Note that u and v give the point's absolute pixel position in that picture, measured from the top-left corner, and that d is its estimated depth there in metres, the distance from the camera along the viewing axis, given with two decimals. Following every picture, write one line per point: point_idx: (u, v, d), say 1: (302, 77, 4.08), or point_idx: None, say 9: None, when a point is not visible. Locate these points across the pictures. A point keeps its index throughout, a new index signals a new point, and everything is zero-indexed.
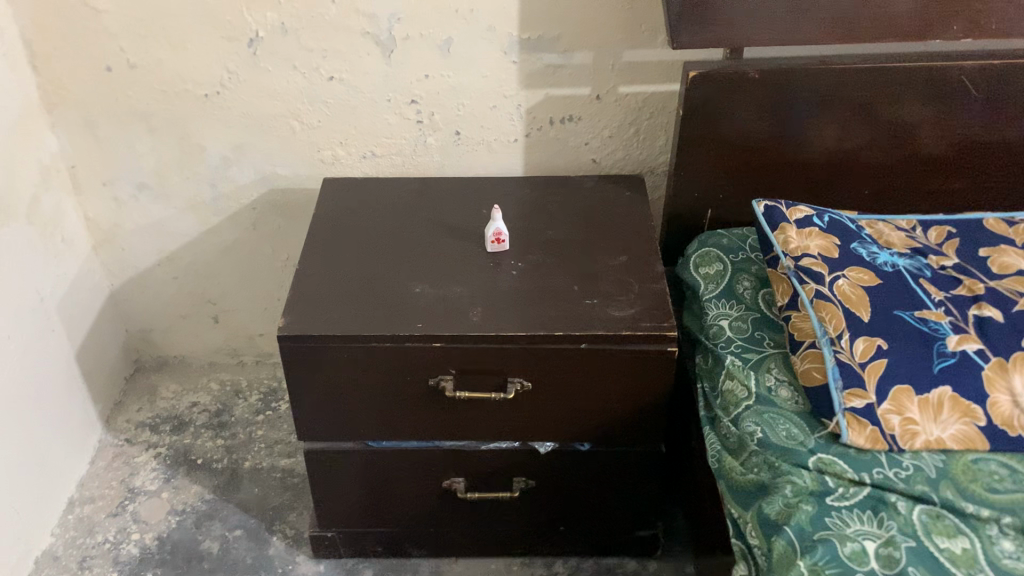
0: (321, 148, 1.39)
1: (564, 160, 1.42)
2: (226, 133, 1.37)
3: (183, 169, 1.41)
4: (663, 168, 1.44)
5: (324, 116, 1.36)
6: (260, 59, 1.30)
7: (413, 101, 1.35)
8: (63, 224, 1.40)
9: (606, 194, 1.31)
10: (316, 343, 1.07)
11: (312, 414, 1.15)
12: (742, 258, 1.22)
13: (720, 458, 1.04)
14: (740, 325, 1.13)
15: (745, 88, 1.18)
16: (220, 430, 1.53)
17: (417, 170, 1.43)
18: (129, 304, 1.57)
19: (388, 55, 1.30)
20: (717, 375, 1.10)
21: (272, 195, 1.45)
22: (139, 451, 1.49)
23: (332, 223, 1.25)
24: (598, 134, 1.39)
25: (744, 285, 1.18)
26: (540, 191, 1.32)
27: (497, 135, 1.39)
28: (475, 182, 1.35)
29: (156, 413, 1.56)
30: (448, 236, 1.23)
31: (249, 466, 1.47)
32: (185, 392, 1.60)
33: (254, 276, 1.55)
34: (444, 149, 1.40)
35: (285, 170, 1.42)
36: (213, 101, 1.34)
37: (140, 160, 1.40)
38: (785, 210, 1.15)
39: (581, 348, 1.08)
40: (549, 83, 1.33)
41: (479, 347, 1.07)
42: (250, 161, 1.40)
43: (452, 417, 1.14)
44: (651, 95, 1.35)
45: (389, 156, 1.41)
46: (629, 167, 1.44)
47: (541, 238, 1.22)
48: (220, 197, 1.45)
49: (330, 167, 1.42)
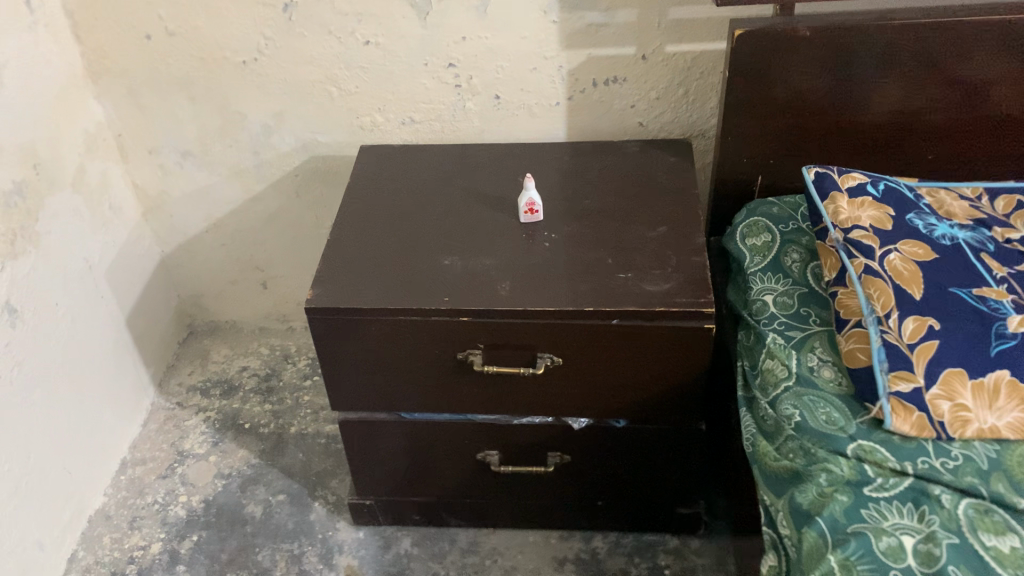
0: (360, 114, 1.37)
1: (610, 124, 1.37)
2: (265, 100, 1.37)
3: (225, 138, 1.41)
4: (713, 132, 1.37)
5: (362, 81, 1.34)
6: (296, 24, 1.28)
7: (450, 65, 1.31)
8: (109, 193, 1.42)
9: (650, 159, 1.26)
10: (343, 315, 1.06)
11: (343, 386, 1.14)
12: (792, 229, 1.16)
13: (755, 441, 0.99)
14: (785, 301, 1.07)
15: (796, 48, 1.10)
16: (268, 395, 1.55)
17: (457, 135, 1.39)
18: (180, 270, 1.59)
19: (424, 17, 1.26)
20: (757, 353, 1.04)
21: (313, 162, 1.44)
22: (190, 414, 1.52)
23: (367, 193, 1.23)
24: (645, 96, 1.33)
25: (792, 258, 1.12)
26: (581, 157, 1.28)
27: (538, 99, 1.34)
28: (515, 148, 1.31)
29: (207, 377, 1.59)
30: (482, 205, 1.20)
31: (295, 432, 1.48)
32: (235, 356, 1.63)
33: (299, 242, 1.55)
34: (483, 114, 1.37)
35: (325, 138, 1.40)
36: (251, 68, 1.33)
37: (183, 128, 1.40)
38: (836, 177, 1.08)
39: (612, 324, 1.04)
40: (591, 43, 1.28)
41: (507, 322, 1.05)
42: (291, 128, 1.39)
43: (483, 391, 1.13)
44: (701, 54, 1.28)
45: (428, 121, 1.38)
46: (678, 130, 1.37)
47: (578, 208, 1.18)
48: (263, 164, 1.44)
49: (370, 134, 1.40)
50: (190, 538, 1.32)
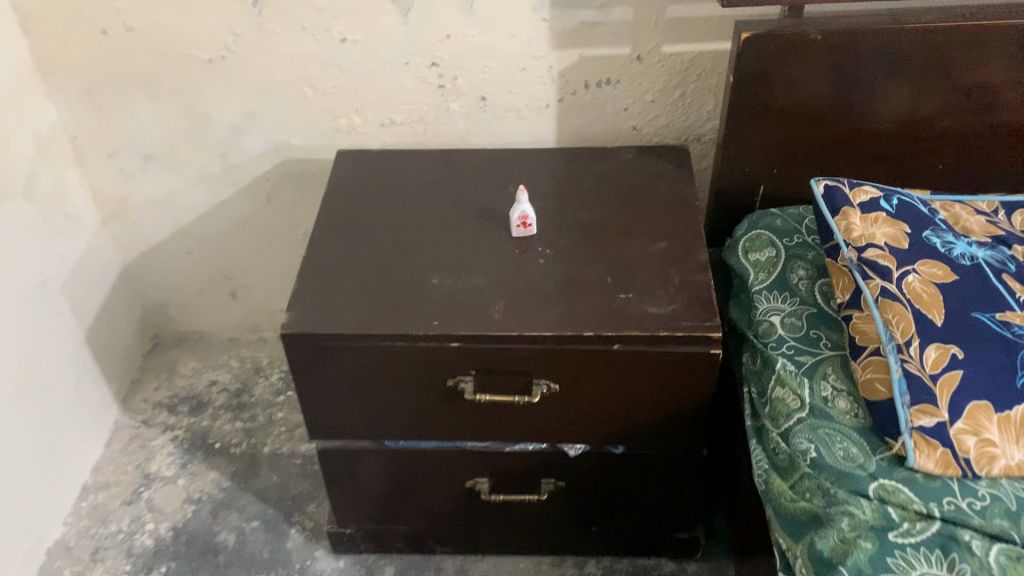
0: (337, 116, 1.29)
1: (602, 128, 1.30)
2: (234, 100, 1.27)
3: (190, 140, 1.32)
4: (711, 136, 1.30)
5: (339, 80, 1.25)
6: (267, 20, 1.19)
7: (434, 64, 1.23)
8: (66, 200, 1.32)
9: (647, 166, 1.19)
10: (323, 341, 0.98)
11: (323, 414, 1.07)
12: (797, 243, 1.10)
13: (767, 477, 0.93)
14: (793, 322, 1.01)
15: (805, 51, 1.03)
16: (240, 412, 1.47)
17: (441, 139, 1.31)
18: (143, 280, 1.50)
19: (406, 13, 1.18)
20: (765, 379, 0.98)
21: (286, 166, 1.35)
22: (156, 434, 1.43)
23: (346, 203, 1.15)
24: (639, 98, 1.26)
25: (799, 275, 1.06)
26: (574, 164, 1.20)
27: (527, 100, 1.26)
28: (503, 154, 1.23)
29: (174, 392, 1.50)
30: (471, 217, 1.12)
31: (268, 452, 1.41)
32: (204, 369, 1.54)
33: (272, 250, 1.46)
34: (469, 116, 1.28)
35: (299, 140, 1.31)
36: (218, 67, 1.24)
37: (145, 130, 1.31)
38: (847, 191, 1.02)
39: (613, 350, 0.97)
40: (584, 42, 1.20)
41: (500, 347, 0.98)
42: (262, 130, 1.30)
43: (473, 419, 1.05)
44: (699, 55, 1.21)
45: (409, 124, 1.29)
46: (673, 134, 1.30)
47: (573, 221, 1.11)
48: (232, 168, 1.35)
49: (347, 137, 1.31)
50: (158, 570, 1.24)
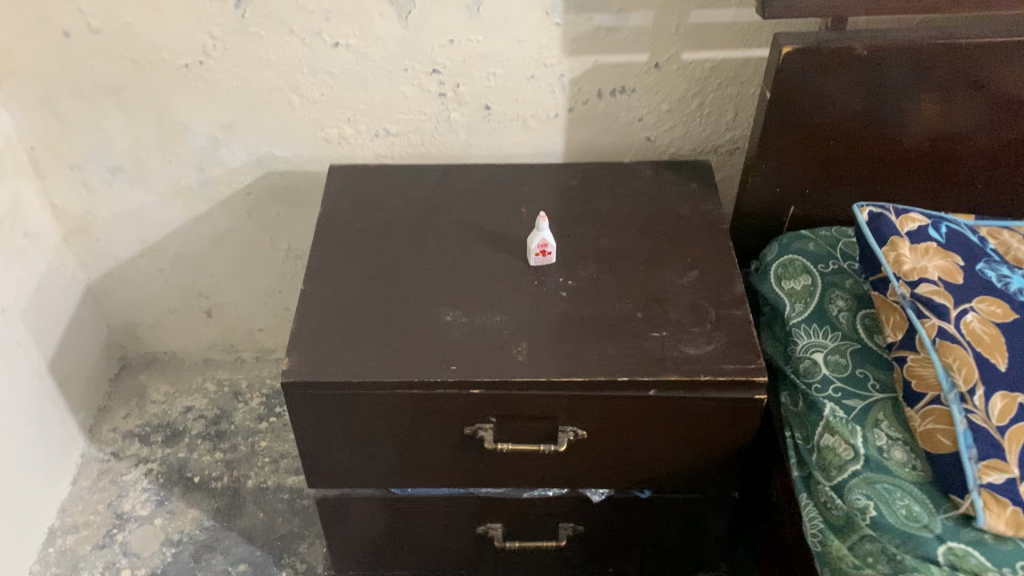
0: (326, 125, 1.18)
1: (614, 139, 1.21)
2: (212, 109, 1.16)
3: (163, 151, 1.20)
4: (729, 146, 1.22)
5: (329, 88, 1.14)
6: (250, 22, 1.07)
7: (434, 71, 1.13)
8: (24, 217, 1.20)
9: (667, 184, 1.10)
10: (329, 390, 0.89)
11: (325, 463, 0.97)
12: (833, 270, 1.03)
13: (822, 535, 0.87)
14: (837, 360, 0.94)
15: (850, 68, 0.96)
16: (219, 441, 1.36)
17: (439, 150, 1.21)
18: (110, 299, 1.38)
19: (405, 17, 1.07)
20: (811, 424, 0.91)
21: (269, 178, 1.24)
22: (128, 467, 1.32)
23: (344, 229, 1.04)
24: (655, 108, 1.18)
25: (838, 306, 0.99)
26: (589, 181, 1.11)
27: (534, 110, 1.17)
28: (511, 169, 1.14)
29: (146, 420, 1.39)
30: (482, 243, 1.03)
31: (252, 486, 1.31)
32: (178, 394, 1.43)
33: (251, 266, 1.35)
34: (470, 126, 1.19)
35: (284, 151, 1.20)
36: (195, 73, 1.12)
37: (112, 141, 1.19)
38: (894, 218, 0.95)
39: (649, 395, 0.89)
40: (598, 49, 1.11)
41: (525, 394, 0.89)
42: (242, 140, 1.19)
43: (491, 467, 0.97)
44: (721, 63, 1.13)
45: (405, 134, 1.19)
46: (689, 145, 1.22)
47: (594, 247, 1.02)
48: (209, 181, 1.24)
49: (337, 148, 1.21)
50: None
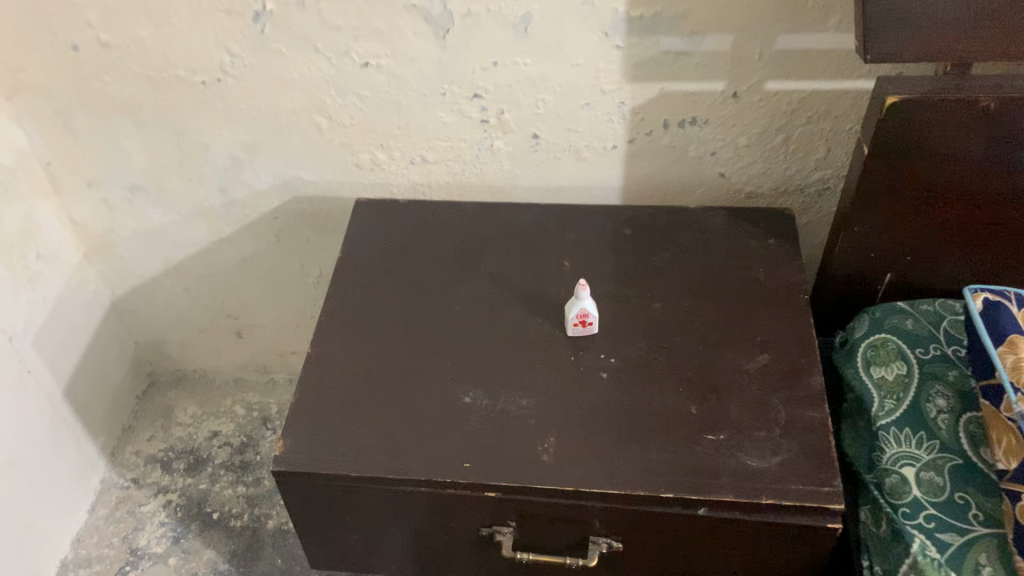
0: (357, 150, 1.06)
1: (681, 174, 1.05)
2: (233, 128, 1.05)
3: (183, 170, 1.10)
4: (816, 187, 1.05)
5: (359, 111, 1.02)
6: (270, 39, 0.95)
7: (476, 96, 0.99)
8: (38, 237, 1.11)
9: (739, 236, 0.94)
10: (326, 483, 0.78)
11: (326, 547, 0.87)
12: (933, 357, 0.86)
13: None
14: (932, 479, 0.78)
15: (977, 123, 0.77)
16: (242, 474, 1.29)
17: (481, 180, 1.08)
18: (135, 315, 1.30)
19: (443, 36, 0.93)
20: (895, 558, 0.76)
21: (296, 203, 1.13)
22: (147, 497, 1.26)
23: (363, 278, 0.92)
24: (731, 141, 1.01)
25: (937, 406, 0.83)
26: (647, 228, 0.96)
27: (589, 140, 1.02)
28: (558, 209, 1.00)
29: (171, 445, 1.33)
30: (516, 303, 0.89)
31: (272, 528, 1.23)
32: (206, 416, 1.36)
33: (280, 290, 1.25)
34: (516, 155, 1.05)
35: (311, 175, 1.09)
36: (213, 90, 1.01)
37: (128, 159, 1.09)
38: (1015, 309, 0.80)
39: (698, 514, 0.75)
40: (666, 76, 0.95)
41: (551, 502, 0.76)
42: (266, 162, 1.08)
43: (512, 566, 0.86)
44: (812, 94, 0.96)
45: (444, 162, 1.06)
46: (770, 184, 1.05)
47: (645, 315, 0.87)
48: (233, 203, 1.13)
49: (369, 174, 1.09)
50: None
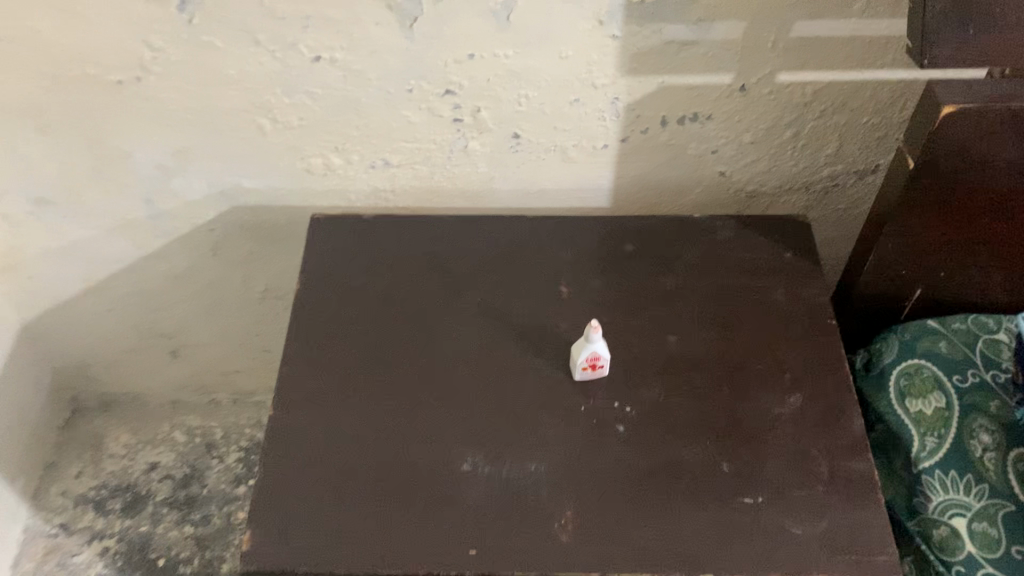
0: (307, 155, 0.91)
1: (677, 174, 0.94)
2: (159, 134, 0.89)
3: (100, 182, 0.93)
4: (823, 184, 0.95)
5: (309, 112, 0.87)
6: (201, 31, 0.79)
7: (447, 92, 0.85)
8: None
9: (754, 251, 0.84)
10: None
11: None
12: (973, 385, 0.78)
13: None
14: (987, 531, 0.70)
15: None
16: (188, 511, 1.16)
17: (452, 184, 0.95)
18: (51, 339, 1.12)
19: (410, 25, 0.79)
20: None
21: (237, 214, 0.98)
22: (80, 545, 1.13)
23: (328, 317, 0.79)
24: (735, 138, 0.90)
25: (982, 443, 0.74)
26: (649, 243, 0.85)
27: (576, 139, 0.90)
28: (546, 221, 0.88)
29: (103, 482, 1.19)
30: (508, 342, 0.77)
31: (227, 572, 1.11)
32: (141, 446, 1.22)
33: (221, 307, 1.10)
34: (492, 157, 0.92)
35: (253, 183, 0.94)
36: (132, 90, 0.84)
37: (35, 171, 0.91)
38: None
39: None
40: (667, 68, 0.83)
41: None
42: (200, 171, 0.93)
43: None
44: (828, 86, 0.85)
45: (409, 166, 0.92)
46: (774, 182, 0.95)
47: (658, 351, 0.77)
48: (161, 217, 0.98)
49: (323, 179, 0.94)
50: None
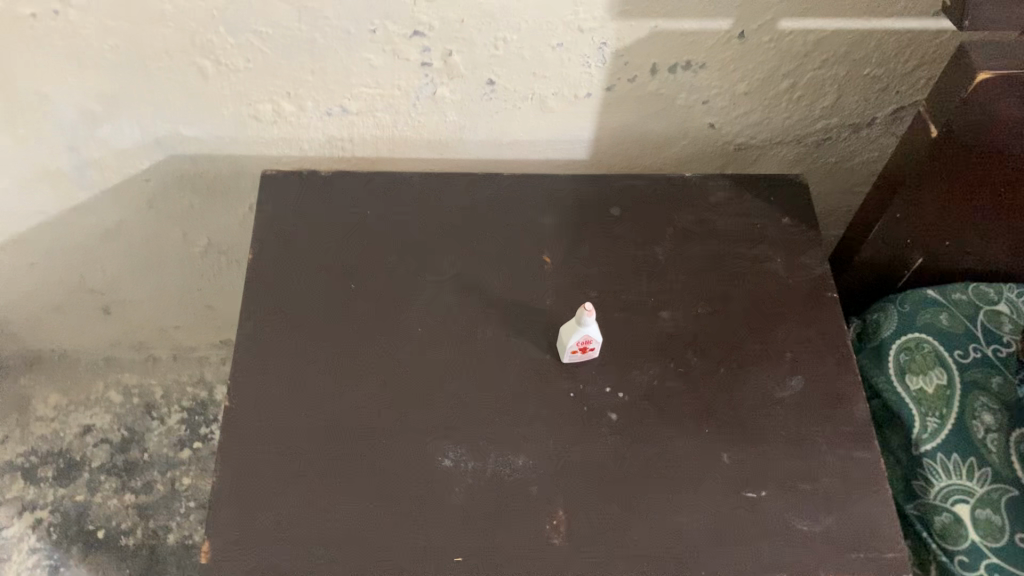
0: (254, 100, 0.81)
1: (663, 125, 0.86)
2: (82, 74, 0.77)
3: (14, 127, 0.82)
4: (816, 137, 0.89)
5: (257, 53, 0.76)
6: None
7: (416, 33, 0.75)
8: None
9: (749, 215, 0.78)
10: None
11: None
12: (974, 362, 0.74)
13: None
14: (990, 518, 0.67)
15: None
16: (127, 478, 1.08)
17: (417, 134, 0.86)
18: None
19: None
20: None
21: (175, 164, 0.87)
22: (10, 518, 1.05)
23: (286, 292, 0.71)
24: (727, 88, 0.83)
25: (985, 424, 0.71)
26: (637, 206, 0.78)
27: (557, 87, 0.81)
28: (524, 178, 0.80)
29: (33, 447, 1.09)
30: (488, 320, 0.70)
31: (173, 545, 1.04)
32: (73, 407, 1.13)
33: (157, 261, 1.00)
34: (463, 104, 0.83)
35: (193, 131, 0.83)
36: (47, 26, 0.72)
37: None
38: None
39: None
40: (662, 12, 0.74)
41: None
42: (131, 117, 0.82)
43: None
44: (832, 35, 0.78)
45: (369, 114, 0.83)
46: (765, 134, 0.89)
47: (650, 328, 0.71)
48: (87, 166, 0.87)
49: (271, 127, 0.84)
50: None
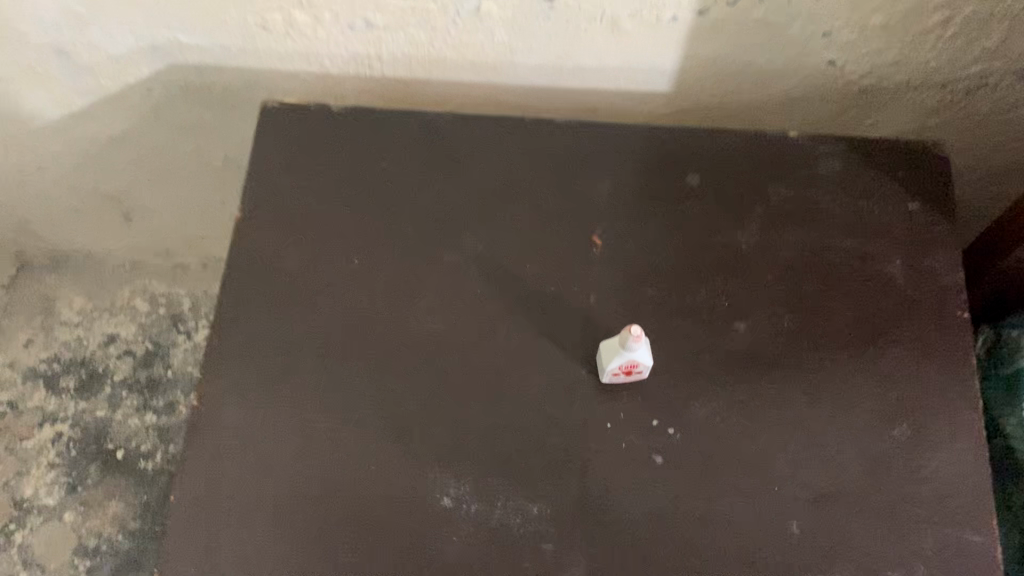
0: (260, 7, 0.66)
1: (768, 59, 0.68)
2: None
3: None
4: (967, 85, 0.69)
5: None
6: None
7: None
8: None
9: (865, 199, 0.61)
10: None
11: None
12: None
13: None
14: None
15: None
16: (150, 397, 1.02)
17: (458, 55, 0.70)
18: None
19: None
20: None
21: (177, 74, 0.74)
22: (30, 428, 1.00)
23: (274, 261, 0.58)
24: (858, 18, 0.64)
25: None
26: (720, 175, 0.62)
27: (635, 9, 0.64)
28: (581, 126, 0.64)
29: (56, 355, 1.03)
30: (514, 317, 0.57)
31: None
32: (98, 314, 1.06)
33: (174, 172, 0.89)
34: (513, 24, 0.66)
35: (192, 39, 0.70)
36: None
37: None
38: None
39: None
40: None
41: None
42: (119, 19, 0.68)
43: None
44: None
45: (400, 30, 0.67)
46: (900, 77, 0.69)
47: (717, 344, 0.57)
48: (79, 71, 0.74)
49: (283, 40, 0.69)
50: None
